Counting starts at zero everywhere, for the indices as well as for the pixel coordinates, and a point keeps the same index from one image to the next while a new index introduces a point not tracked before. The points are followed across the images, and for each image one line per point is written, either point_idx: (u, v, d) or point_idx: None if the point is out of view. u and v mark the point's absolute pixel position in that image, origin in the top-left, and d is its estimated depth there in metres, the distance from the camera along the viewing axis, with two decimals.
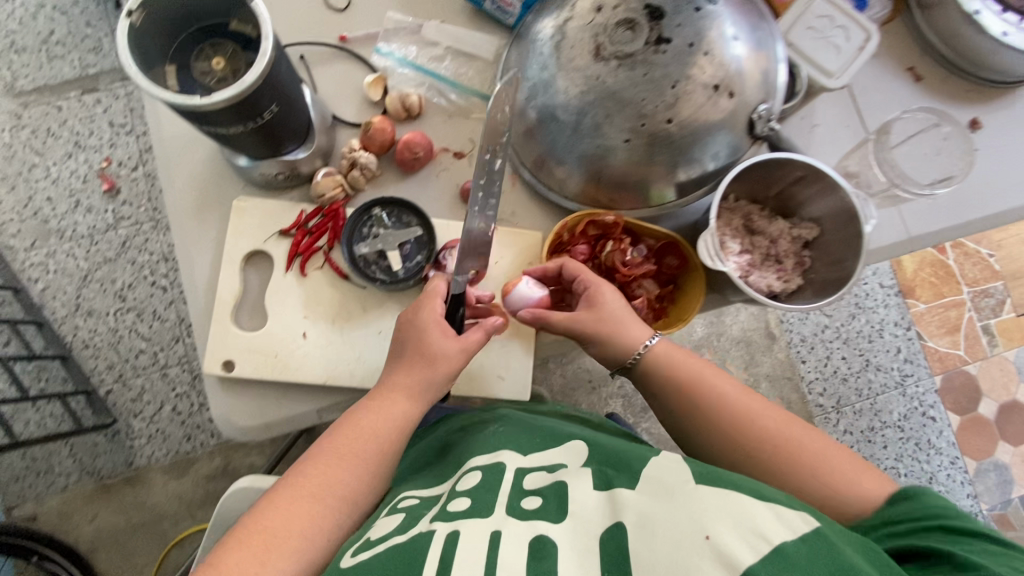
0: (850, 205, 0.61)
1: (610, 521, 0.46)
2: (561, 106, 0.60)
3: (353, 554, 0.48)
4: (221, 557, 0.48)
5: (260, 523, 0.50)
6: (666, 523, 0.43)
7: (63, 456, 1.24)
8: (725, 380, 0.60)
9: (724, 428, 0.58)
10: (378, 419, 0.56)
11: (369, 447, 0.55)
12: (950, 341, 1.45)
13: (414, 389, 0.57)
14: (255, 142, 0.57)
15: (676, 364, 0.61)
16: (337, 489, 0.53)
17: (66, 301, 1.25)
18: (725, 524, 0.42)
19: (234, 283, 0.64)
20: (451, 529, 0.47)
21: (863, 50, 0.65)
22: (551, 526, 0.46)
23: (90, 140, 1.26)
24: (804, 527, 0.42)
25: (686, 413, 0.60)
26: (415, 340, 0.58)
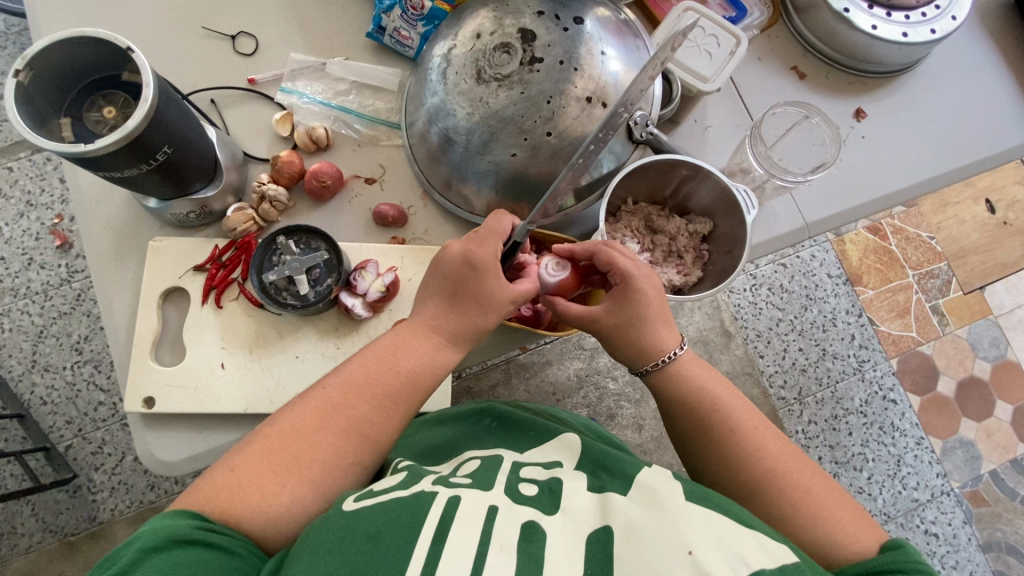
0: (733, 198, 0.65)
1: (599, 523, 0.42)
2: (454, 127, 0.64)
3: (356, 499, 0.47)
4: (243, 465, 0.49)
5: (285, 441, 0.51)
6: (653, 531, 0.40)
7: (25, 516, 1.19)
8: (744, 410, 0.57)
9: (742, 454, 0.55)
10: (409, 358, 0.57)
11: (395, 383, 0.55)
12: (902, 324, 1.30)
13: (449, 329, 0.58)
14: (158, 183, 0.60)
15: (699, 381, 0.59)
16: (365, 423, 0.53)
17: (23, 358, 1.21)
18: (705, 537, 0.40)
19: (152, 321, 0.66)
20: (451, 495, 0.46)
21: (734, 55, 0.70)
22: (543, 516, 0.43)
23: (41, 198, 1.24)
24: (783, 557, 0.40)
25: (701, 432, 0.57)
26: (458, 277, 0.58)
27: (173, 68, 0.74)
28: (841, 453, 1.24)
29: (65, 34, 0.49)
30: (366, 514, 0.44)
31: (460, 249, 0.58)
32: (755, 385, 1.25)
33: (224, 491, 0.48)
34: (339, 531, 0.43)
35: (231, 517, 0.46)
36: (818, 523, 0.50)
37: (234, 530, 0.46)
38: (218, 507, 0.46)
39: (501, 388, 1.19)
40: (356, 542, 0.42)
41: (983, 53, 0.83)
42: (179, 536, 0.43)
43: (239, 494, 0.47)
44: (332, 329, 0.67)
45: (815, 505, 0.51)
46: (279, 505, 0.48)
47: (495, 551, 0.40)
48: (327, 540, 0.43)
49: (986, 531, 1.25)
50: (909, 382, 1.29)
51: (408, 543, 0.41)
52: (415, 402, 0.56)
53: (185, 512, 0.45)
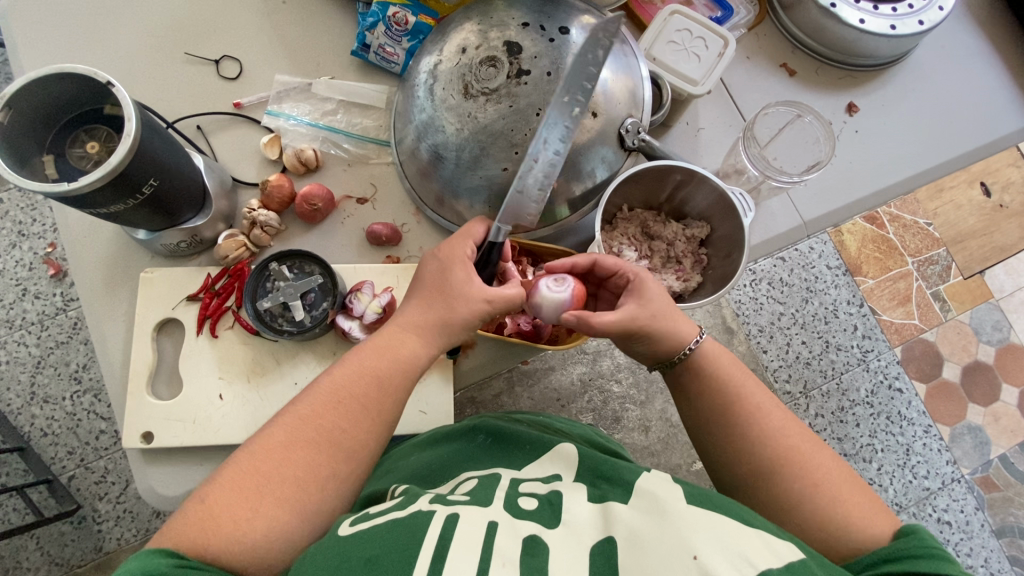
0: (729, 201, 0.64)
1: (602, 534, 0.42)
2: (443, 143, 0.63)
3: (351, 524, 0.46)
4: (218, 493, 0.45)
5: (260, 461, 0.47)
6: (657, 539, 0.39)
7: (31, 550, 1.18)
8: (760, 389, 0.55)
9: (755, 428, 0.52)
10: (383, 360, 0.54)
11: (369, 388, 0.52)
12: (904, 312, 1.29)
13: (420, 325, 0.55)
14: (148, 216, 0.59)
15: (722, 368, 0.56)
16: (339, 432, 0.50)
17: (22, 390, 1.19)
18: (711, 541, 0.38)
19: (147, 355, 0.65)
20: (449, 513, 0.44)
21: (723, 55, 0.70)
22: (543, 530, 0.42)
23: (32, 228, 1.23)
24: (789, 555, 0.38)
25: (720, 409, 0.55)
26: (434, 279, 0.56)
27: (155, 96, 0.73)
28: (849, 446, 1.24)
29: (44, 70, 0.49)
30: (361, 541, 0.43)
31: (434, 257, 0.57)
32: (760, 381, 1.24)
33: (199, 522, 0.44)
34: (338, 556, 0.42)
35: (207, 549, 0.42)
36: (829, 500, 0.48)
37: (213, 564, 0.42)
38: (193, 540, 0.42)
39: (505, 397, 1.17)
40: (353, 567, 0.40)
41: (973, 40, 0.82)
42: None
43: (214, 523, 0.43)
44: (330, 353, 0.66)
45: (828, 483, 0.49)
46: (258, 531, 0.44)
47: (496, 565, 0.39)
48: (323, 566, 0.41)
49: (998, 516, 1.25)
50: (914, 370, 1.28)
51: (407, 562, 0.39)
52: (390, 404, 0.53)
53: (160, 553, 0.41)
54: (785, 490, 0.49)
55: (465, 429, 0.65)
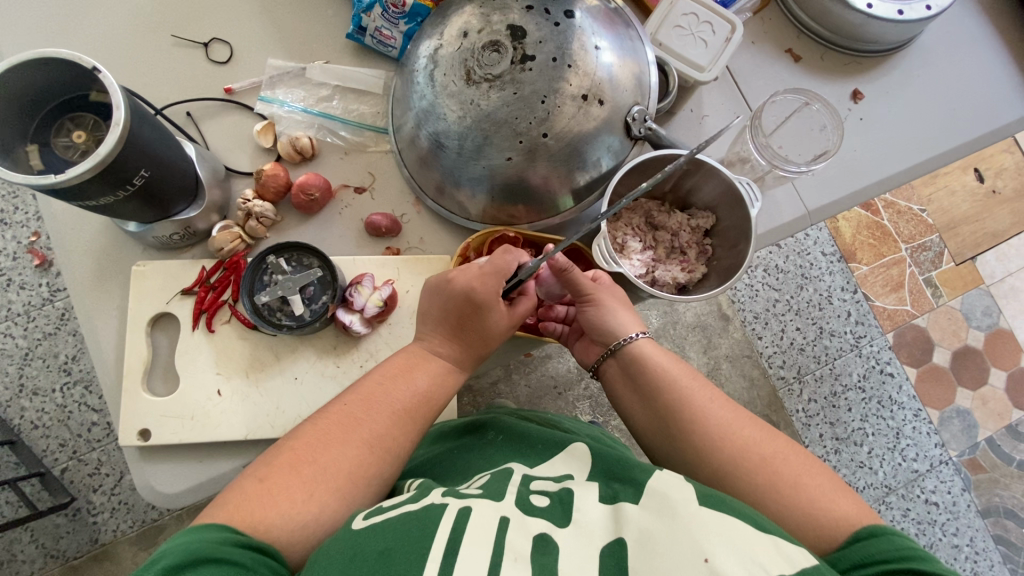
0: (735, 189, 0.63)
1: (612, 535, 0.40)
2: (445, 131, 0.61)
3: (366, 517, 0.45)
4: (269, 477, 0.46)
5: (312, 451, 0.48)
6: (669, 541, 0.38)
7: (25, 543, 1.17)
8: (705, 393, 0.54)
9: (705, 438, 0.51)
10: (422, 380, 0.56)
11: (413, 400, 0.54)
12: (897, 298, 1.30)
13: (455, 357, 0.58)
14: (140, 208, 0.57)
15: (659, 366, 0.57)
16: (386, 439, 0.51)
17: (9, 382, 1.16)
18: (724, 545, 0.37)
19: (141, 350, 0.63)
20: (462, 506, 0.44)
21: (729, 42, 0.69)
22: (554, 527, 0.41)
23: (14, 216, 1.19)
24: (802, 562, 0.37)
25: (669, 423, 0.53)
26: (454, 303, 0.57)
27: (142, 81, 0.70)
28: (841, 430, 1.25)
29: (26, 56, 0.46)
30: (374, 533, 0.42)
31: (463, 286, 0.57)
32: (754, 367, 1.25)
33: (249, 501, 0.44)
34: (352, 548, 0.41)
35: (260, 526, 0.43)
36: (788, 504, 0.46)
37: (263, 540, 0.43)
38: (244, 515, 0.43)
39: (502, 385, 1.15)
40: (366, 559, 0.39)
41: (977, 26, 0.81)
42: (203, 553, 0.38)
43: (265, 505, 0.44)
44: (331, 348, 0.65)
45: (793, 481, 0.47)
46: (306, 518, 0.45)
47: (508, 562, 0.38)
48: (337, 560, 0.40)
49: (985, 497, 1.27)
50: (905, 356, 1.29)
51: (421, 556, 0.39)
52: (427, 421, 0.55)
53: (214, 524, 0.42)
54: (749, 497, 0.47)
55: (477, 425, 0.65)
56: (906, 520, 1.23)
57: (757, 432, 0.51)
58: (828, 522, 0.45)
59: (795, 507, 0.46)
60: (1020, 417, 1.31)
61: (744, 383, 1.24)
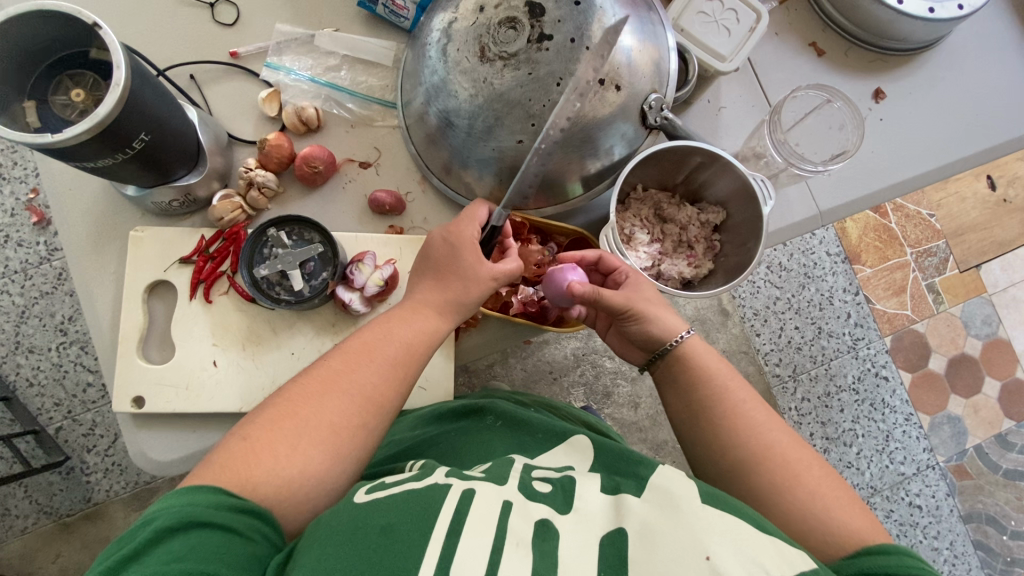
0: (748, 186, 0.61)
1: (613, 525, 0.40)
2: (455, 110, 0.59)
3: (366, 492, 0.45)
4: (255, 434, 0.46)
5: (296, 407, 0.48)
6: (671, 535, 0.38)
7: (18, 498, 1.18)
8: (744, 390, 0.54)
9: (738, 429, 0.51)
10: (403, 327, 0.55)
11: (396, 352, 0.53)
12: (898, 303, 1.29)
13: (440, 303, 0.56)
14: (138, 172, 0.56)
15: (701, 365, 0.56)
16: (369, 388, 0.51)
17: (6, 339, 1.16)
18: (724, 543, 0.36)
19: (137, 317, 0.62)
20: (466, 487, 0.43)
21: (753, 31, 0.67)
22: (556, 514, 0.41)
23: (13, 171, 1.16)
24: (802, 564, 0.36)
25: (700, 411, 0.54)
26: (442, 256, 0.57)
27: (146, 40, 0.68)
28: (832, 430, 1.25)
29: (25, 7, 0.44)
30: (378, 508, 0.42)
31: (440, 233, 0.58)
32: (750, 363, 1.24)
33: (238, 458, 0.44)
34: (353, 522, 0.41)
35: (251, 484, 0.43)
36: (803, 504, 0.46)
37: (254, 499, 0.43)
38: (237, 480, 0.43)
39: (498, 368, 1.14)
40: (369, 534, 0.39)
41: (1007, 28, 0.79)
42: (197, 517, 0.39)
43: (254, 460, 0.44)
44: (329, 325, 0.64)
45: (809, 488, 0.47)
46: (293, 473, 0.45)
47: (511, 546, 0.38)
48: (338, 532, 0.40)
49: (968, 502, 1.28)
50: (901, 360, 1.29)
51: (424, 534, 0.39)
52: (413, 369, 0.54)
53: (203, 485, 0.42)
54: (763, 494, 0.48)
55: (472, 409, 0.63)
56: (889, 522, 1.24)
57: (788, 437, 0.51)
58: (838, 533, 0.44)
59: (804, 512, 0.46)
60: (1010, 427, 1.32)
61: None
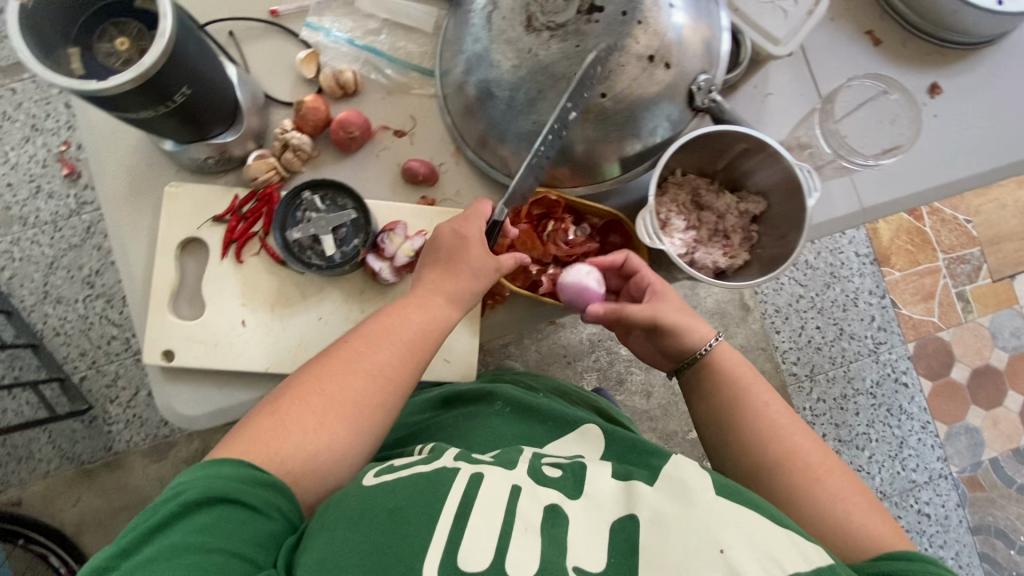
0: (793, 176, 0.60)
1: (624, 511, 0.41)
2: (496, 81, 0.58)
3: (377, 474, 0.47)
4: (278, 414, 0.49)
5: (316, 388, 0.51)
6: (683, 525, 0.38)
7: (42, 443, 1.21)
8: (767, 392, 0.55)
9: (758, 434, 0.52)
10: (414, 312, 0.56)
11: (409, 336, 0.55)
12: (925, 309, 1.26)
13: (451, 292, 0.57)
14: (176, 126, 0.55)
15: (727, 369, 0.56)
16: (383, 371, 0.53)
17: (35, 288, 1.19)
18: (738, 534, 0.37)
19: (170, 272, 0.63)
20: (474, 471, 0.45)
21: (812, 13, 0.63)
22: (566, 499, 0.42)
23: (46, 123, 1.18)
24: (819, 560, 0.36)
25: (720, 415, 0.55)
26: (452, 245, 0.58)
27: None
28: (845, 432, 1.23)
29: None
30: (387, 491, 0.44)
31: (449, 226, 0.58)
32: (768, 360, 1.22)
33: (263, 436, 0.48)
34: (362, 504, 0.43)
35: (275, 460, 0.47)
36: (823, 508, 0.47)
37: (276, 474, 0.46)
38: (261, 457, 0.46)
39: (513, 348, 1.14)
40: (377, 516, 0.41)
41: None
42: (219, 491, 0.43)
43: (276, 438, 0.48)
44: (357, 293, 0.64)
45: (829, 492, 0.47)
46: (313, 450, 0.48)
47: (518, 531, 0.40)
48: (347, 515, 0.42)
49: (978, 514, 1.26)
50: (923, 368, 1.26)
51: (432, 517, 0.41)
52: (425, 352, 0.56)
53: (231, 460, 0.45)
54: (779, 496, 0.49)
55: (479, 394, 0.62)
56: None
57: (811, 440, 0.51)
58: (860, 538, 0.45)
59: (825, 517, 0.46)
60: None
61: None
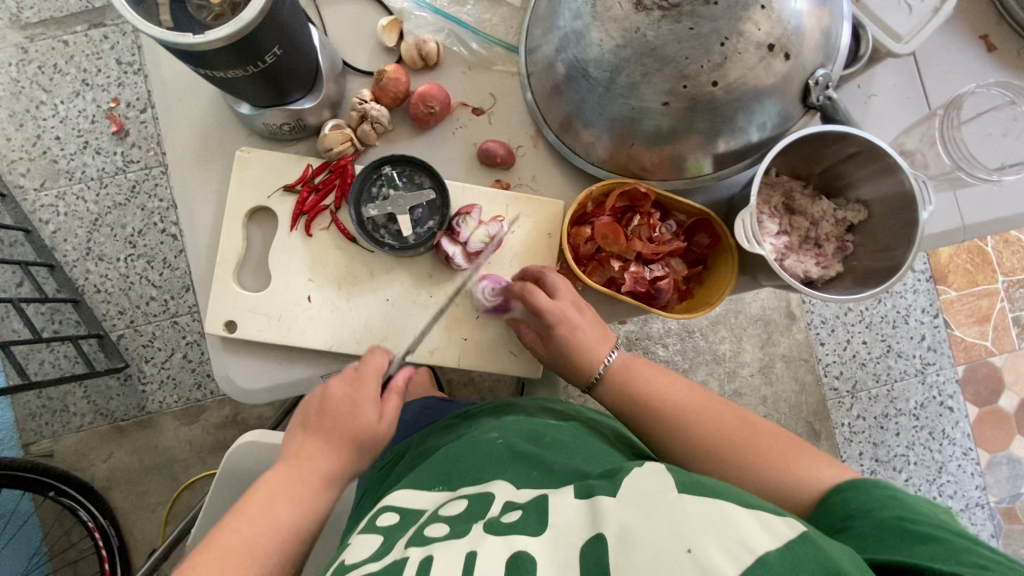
0: (908, 189, 0.55)
1: (590, 531, 0.37)
2: (594, 61, 0.53)
3: None
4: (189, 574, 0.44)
5: (236, 539, 0.46)
6: (649, 534, 0.35)
7: (78, 397, 1.21)
8: (681, 389, 0.54)
9: (702, 443, 0.50)
10: (334, 452, 0.51)
11: (318, 475, 0.50)
12: (978, 332, 1.20)
13: (346, 431, 0.52)
14: (258, 89, 0.53)
15: (639, 376, 0.55)
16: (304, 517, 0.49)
17: (78, 244, 1.18)
18: (705, 528, 0.34)
19: (236, 240, 0.61)
20: (424, 554, 0.39)
21: (938, 12, 0.58)
22: (529, 540, 0.38)
23: (97, 78, 1.17)
24: (787, 531, 0.34)
25: (664, 440, 0.52)
26: (349, 387, 0.53)
27: None
28: (882, 453, 1.18)
29: None
30: None
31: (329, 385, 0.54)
32: (810, 373, 1.18)
33: None
34: None
35: None
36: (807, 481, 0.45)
37: None
38: None
39: None
40: None
41: None
42: None
43: None
44: (426, 276, 0.62)
45: (797, 464, 0.46)
46: None
47: None
48: None
49: (1011, 547, 1.19)
50: (970, 393, 1.20)
51: None
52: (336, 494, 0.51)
53: None
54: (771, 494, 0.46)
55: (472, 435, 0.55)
56: None
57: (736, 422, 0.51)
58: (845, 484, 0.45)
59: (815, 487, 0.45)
60: None
61: (795, 387, 1.18)
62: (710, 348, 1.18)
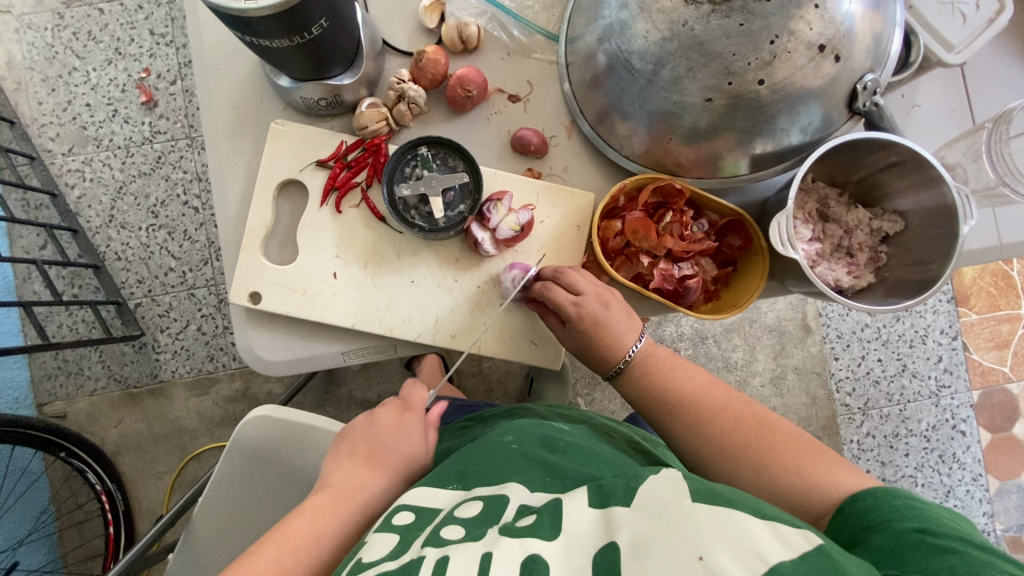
0: (949, 203, 0.54)
1: (604, 540, 0.35)
2: (638, 52, 0.52)
3: None
4: None
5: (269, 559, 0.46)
6: (664, 543, 0.33)
7: (92, 361, 1.22)
8: (703, 381, 0.54)
9: (718, 438, 0.50)
10: (377, 477, 0.53)
11: (356, 503, 0.51)
12: (997, 357, 1.18)
13: (387, 453, 0.54)
14: (299, 61, 0.53)
15: (660, 368, 0.55)
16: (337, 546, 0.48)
17: (102, 211, 1.20)
18: (720, 536, 0.32)
19: (266, 212, 0.61)
20: (440, 555, 0.37)
21: (994, 22, 0.57)
22: (544, 545, 0.36)
23: (130, 48, 1.18)
24: (803, 545, 0.32)
25: (681, 432, 0.52)
26: (405, 409, 0.58)
27: None
28: (890, 472, 1.16)
29: None
30: None
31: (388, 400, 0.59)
32: (821, 387, 1.17)
33: None
34: None
35: None
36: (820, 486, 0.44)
37: None
38: None
39: None
40: None
41: None
42: None
43: None
44: (453, 260, 0.61)
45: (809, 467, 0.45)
46: None
47: None
48: None
49: None
50: (984, 418, 1.18)
51: None
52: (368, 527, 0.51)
53: None
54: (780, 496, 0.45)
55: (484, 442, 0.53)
56: None
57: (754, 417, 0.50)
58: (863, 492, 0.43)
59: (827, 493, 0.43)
60: None
61: (805, 400, 1.16)
62: (721, 355, 1.17)
